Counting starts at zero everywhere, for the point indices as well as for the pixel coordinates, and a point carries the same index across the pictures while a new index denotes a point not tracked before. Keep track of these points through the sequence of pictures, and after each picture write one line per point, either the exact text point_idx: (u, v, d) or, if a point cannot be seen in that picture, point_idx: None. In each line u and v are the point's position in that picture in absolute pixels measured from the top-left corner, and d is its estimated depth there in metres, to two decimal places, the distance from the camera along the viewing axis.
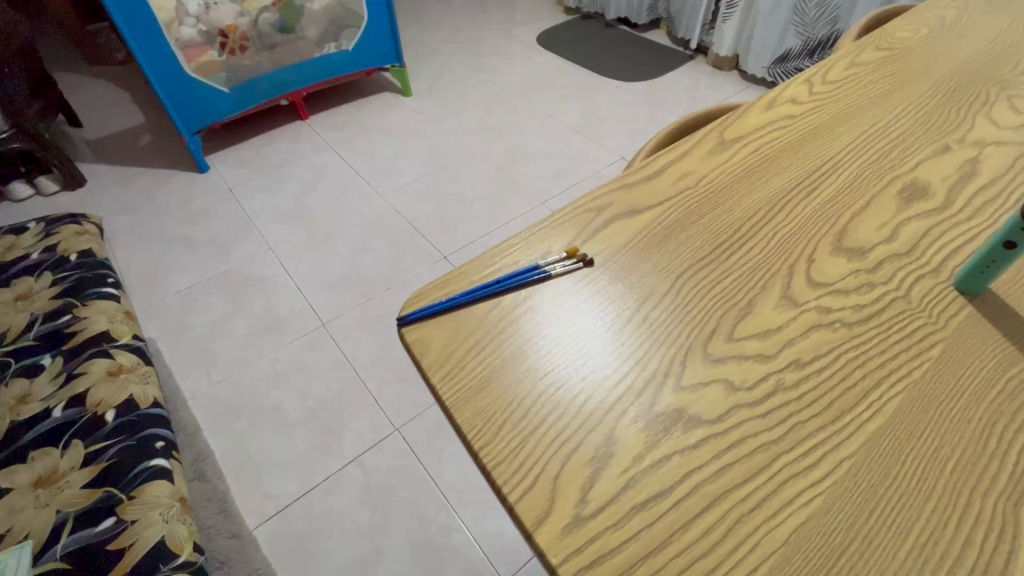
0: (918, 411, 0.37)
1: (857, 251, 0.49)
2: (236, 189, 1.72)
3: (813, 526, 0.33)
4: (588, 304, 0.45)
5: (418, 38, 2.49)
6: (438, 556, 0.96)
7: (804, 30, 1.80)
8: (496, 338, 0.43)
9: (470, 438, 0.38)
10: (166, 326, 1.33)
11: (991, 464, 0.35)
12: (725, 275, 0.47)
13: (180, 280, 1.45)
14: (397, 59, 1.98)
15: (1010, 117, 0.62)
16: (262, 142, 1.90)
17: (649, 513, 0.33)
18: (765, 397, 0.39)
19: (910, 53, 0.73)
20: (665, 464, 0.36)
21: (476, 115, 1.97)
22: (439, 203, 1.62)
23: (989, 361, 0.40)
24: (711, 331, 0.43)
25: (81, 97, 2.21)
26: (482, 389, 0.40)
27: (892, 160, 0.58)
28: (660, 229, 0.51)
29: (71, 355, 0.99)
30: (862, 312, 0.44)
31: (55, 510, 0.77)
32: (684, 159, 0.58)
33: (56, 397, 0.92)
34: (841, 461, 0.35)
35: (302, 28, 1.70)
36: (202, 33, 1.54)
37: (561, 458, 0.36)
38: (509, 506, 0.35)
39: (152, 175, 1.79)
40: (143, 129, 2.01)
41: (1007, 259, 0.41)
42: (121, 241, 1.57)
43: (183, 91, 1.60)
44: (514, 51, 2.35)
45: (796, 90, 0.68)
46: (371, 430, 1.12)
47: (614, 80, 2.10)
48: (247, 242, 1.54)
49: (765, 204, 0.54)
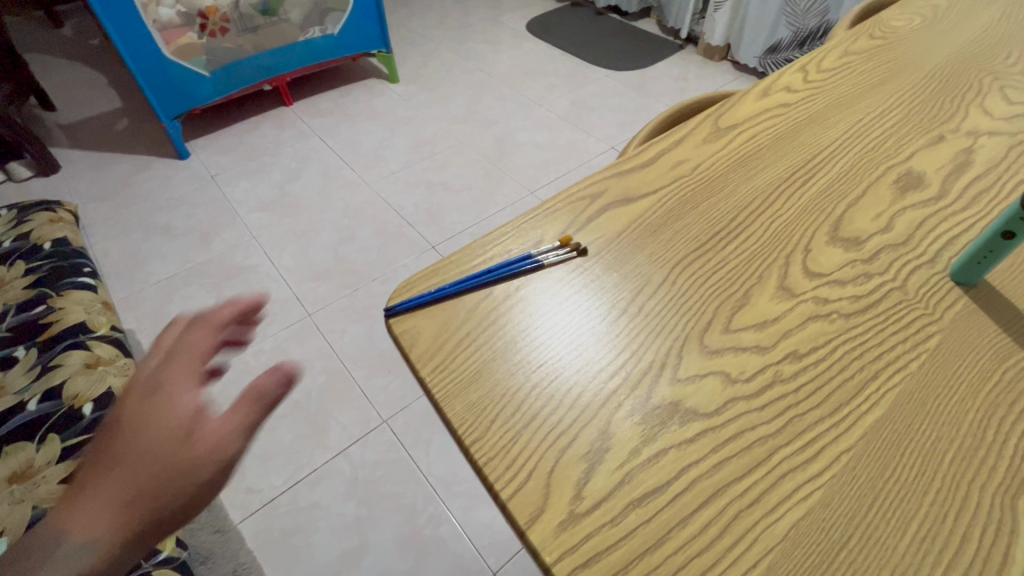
0: (916, 403, 0.37)
1: (853, 241, 0.48)
2: (218, 176, 1.68)
3: (812, 521, 0.32)
4: (580, 295, 0.44)
5: (404, 23, 2.44)
6: (428, 549, 0.95)
7: (794, 21, 1.79)
8: (487, 330, 0.41)
9: (461, 433, 0.36)
10: (146, 317, 1.30)
11: (989, 457, 0.34)
12: (721, 265, 0.46)
13: (161, 269, 1.41)
14: (384, 45, 1.94)
15: (1003, 107, 0.62)
16: (245, 128, 1.85)
17: (646, 509, 0.32)
18: (763, 389, 0.38)
19: (903, 42, 0.72)
20: (662, 459, 0.35)
21: (465, 102, 1.94)
22: (427, 192, 1.59)
23: (985, 352, 0.40)
24: (707, 321, 0.42)
25: (53, 80, 2.13)
26: (474, 382, 0.38)
27: (887, 149, 0.57)
28: (655, 218, 0.50)
29: (46, 346, 0.96)
30: (859, 302, 0.43)
31: (30, 507, 0.74)
32: (679, 146, 0.57)
33: (31, 389, 0.89)
34: (838, 455, 0.34)
35: (285, 10, 1.65)
36: (180, 14, 1.50)
37: (556, 452, 0.35)
38: (501, 504, 0.33)
39: (130, 161, 1.74)
40: (119, 113, 1.95)
41: (1004, 250, 0.40)
42: (98, 229, 1.52)
43: (161, 74, 1.55)
44: (503, 38, 2.32)
45: (790, 78, 0.67)
46: (358, 422, 1.11)
47: (603, 68, 2.08)
48: (229, 231, 1.50)
49: (762, 193, 0.53)
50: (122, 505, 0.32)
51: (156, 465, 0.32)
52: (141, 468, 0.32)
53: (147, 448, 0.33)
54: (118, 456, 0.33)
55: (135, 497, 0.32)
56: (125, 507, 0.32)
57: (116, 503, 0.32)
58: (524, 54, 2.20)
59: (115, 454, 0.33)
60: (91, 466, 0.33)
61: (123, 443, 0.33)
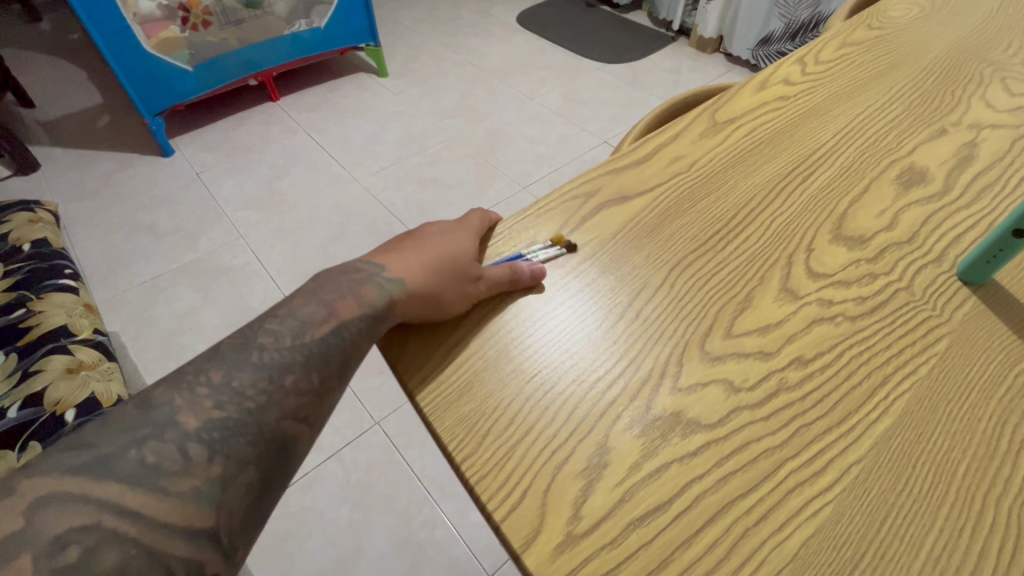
0: (926, 410, 0.35)
1: (857, 239, 0.46)
2: (204, 174, 1.64)
3: (821, 539, 0.30)
4: (577, 299, 0.42)
5: (393, 16, 2.40)
6: (422, 552, 0.93)
7: (786, 13, 1.77)
8: (480, 338, 0.39)
9: (452, 450, 0.34)
10: (130, 319, 1.26)
11: (1003, 468, 0.33)
12: (721, 266, 0.44)
13: (145, 269, 1.37)
14: (372, 38, 1.90)
15: (1005, 99, 0.61)
16: (231, 123, 1.81)
17: (648, 529, 0.31)
18: (767, 398, 0.36)
19: (901, 32, 0.71)
20: (664, 474, 0.33)
21: (456, 96, 1.91)
22: (418, 188, 1.57)
23: (996, 356, 0.38)
24: (707, 326, 0.40)
25: (31, 76, 2.07)
26: (465, 394, 0.36)
27: (889, 143, 0.56)
28: (652, 216, 0.48)
29: (26, 352, 0.92)
30: (864, 304, 0.42)
31: None
32: (675, 141, 0.55)
33: (10, 397, 0.85)
34: (847, 468, 0.33)
35: (269, 2, 1.61)
36: (162, 7, 1.45)
37: (553, 468, 0.33)
38: (494, 525, 0.32)
39: (112, 159, 1.69)
40: (100, 109, 1.90)
41: (1014, 249, 0.39)
42: (80, 228, 1.48)
43: (143, 69, 1.51)
44: (493, 30, 2.28)
45: (789, 69, 0.65)
46: (350, 424, 1.09)
47: (594, 61, 2.06)
48: (216, 230, 1.47)
49: (761, 190, 0.51)
50: (421, 275, 0.41)
51: (449, 260, 0.42)
52: (438, 260, 0.42)
53: (446, 248, 0.43)
54: (427, 246, 0.43)
55: (428, 274, 0.41)
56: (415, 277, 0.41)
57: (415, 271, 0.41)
58: (515, 46, 2.17)
59: (428, 245, 0.43)
60: (406, 246, 0.44)
61: (436, 241, 0.44)
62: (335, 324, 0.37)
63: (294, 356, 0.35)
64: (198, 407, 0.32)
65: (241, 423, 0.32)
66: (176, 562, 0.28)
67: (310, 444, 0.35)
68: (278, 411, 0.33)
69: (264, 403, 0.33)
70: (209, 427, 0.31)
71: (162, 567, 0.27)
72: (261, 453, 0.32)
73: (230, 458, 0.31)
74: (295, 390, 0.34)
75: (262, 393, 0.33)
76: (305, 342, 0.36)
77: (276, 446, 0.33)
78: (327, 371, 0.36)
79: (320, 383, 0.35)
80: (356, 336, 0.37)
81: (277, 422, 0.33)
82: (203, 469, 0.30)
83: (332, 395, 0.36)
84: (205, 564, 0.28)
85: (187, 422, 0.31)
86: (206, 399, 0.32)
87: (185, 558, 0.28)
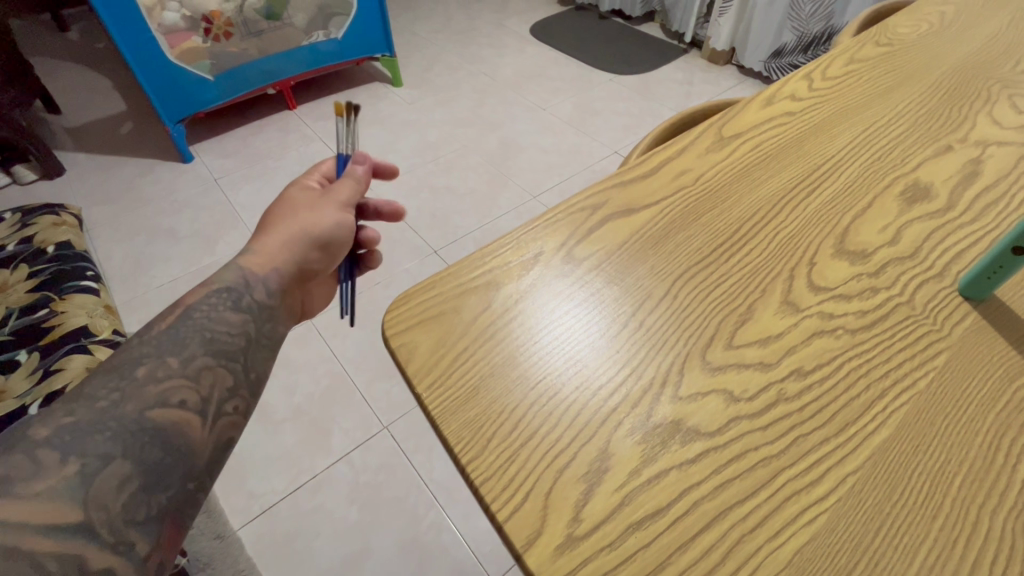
0: (924, 423, 0.36)
1: (859, 254, 0.47)
2: (222, 180, 1.68)
3: (816, 546, 0.31)
4: (582, 308, 0.43)
5: (409, 27, 2.45)
6: (429, 555, 0.94)
7: (799, 26, 1.79)
8: (486, 344, 0.41)
9: (458, 451, 0.36)
10: (148, 320, 1.30)
11: (999, 480, 0.33)
12: (724, 278, 0.45)
13: (163, 272, 1.41)
14: (388, 49, 1.94)
15: (1012, 116, 0.61)
16: (249, 131, 1.86)
17: (645, 533, 0.32)
18: (766, 408, 0.37)
19: (910, 49, 0.71)
20: (663, 480, 0.34)
21: (468, 105, 1.95)
22: (430, 195, 1.59)
23: (996, 370, 0.39)
24: (710, 336, 0.41)
25: (60, 84, 2.14)
26: (471, 398, 0.38)
27: (893, 159, 0.56)
28: (657, 229, 0.49)
29: (47, 350, 0.96)
30: (865, 317, 0.42)
31: None
32: (681, 156, 0.56)
33: (32, 394, 0.90)
34: (843, 478, 0.33)
35: (289, 14, 1.66)
36: (185, 18, 1.52)
37: (555, 471, 0.34)
38: (498, 525, 0.33)
39: (134, 164, 1.74)
40: (124, 116, 1.96)
41: (1013, 266, 0.40)
42: (101, 232, 1.53)
43: (166, 78, 1.56)
44: (507, 42, 2.32)
45: (796, 85, 0.66)
46: (358, 427, 1.10)
47: (607, 72, 2.08)
48: (232, 235, 1.51)
49: (765, 204, 0.52)
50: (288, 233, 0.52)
51: (309, 205, 0.53)
52: (301, 209, 0.53)
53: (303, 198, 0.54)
54: (285, 208, 0.54)
55: (299, 221, 0.52)
56: (295, 231, 0.52)
57: (290, 226, 0.52)
58: (528, 57, 2.20)
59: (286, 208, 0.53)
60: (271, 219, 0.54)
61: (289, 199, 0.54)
62: (181, 313, 0.45)
63: (144, 354, 0.41)
64: (52, 420, 0.36)
65: (94, 424, 0.36)
66: (49, 555, 0.31)
67: (190, 426, 0.39)
68: (138, 404, 0.38)
69: (120, 401, 0.38)
70: (59, 433, 0.35)
71: (34, 562, 0.30)
72: (124, 447, 0.36)
73: (86, 456, 0.34)
74: (153, 383, 0.39)
75: (115, 393, 0.38)
76: (153, 337, 0.42)
77: (144, 433, 0.37)
78: (184, 354, 0.42)
79: (179, 367, 0.41)
80: (211, 311, 0.46)
81: (139, 413, 0.37)
82: (59, 470, 0.34)
83: (201, 376, 0.41)
84: (83, 553, 0.32)
85: (36, 434, 0.34)
86: (57, 413, 0.36)
87: (58, 552, 0.31)
